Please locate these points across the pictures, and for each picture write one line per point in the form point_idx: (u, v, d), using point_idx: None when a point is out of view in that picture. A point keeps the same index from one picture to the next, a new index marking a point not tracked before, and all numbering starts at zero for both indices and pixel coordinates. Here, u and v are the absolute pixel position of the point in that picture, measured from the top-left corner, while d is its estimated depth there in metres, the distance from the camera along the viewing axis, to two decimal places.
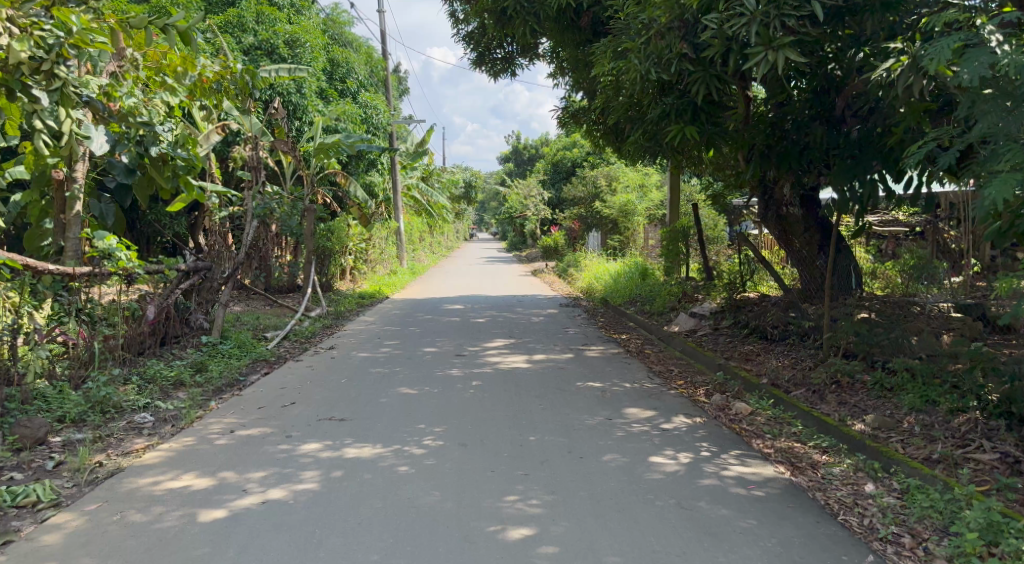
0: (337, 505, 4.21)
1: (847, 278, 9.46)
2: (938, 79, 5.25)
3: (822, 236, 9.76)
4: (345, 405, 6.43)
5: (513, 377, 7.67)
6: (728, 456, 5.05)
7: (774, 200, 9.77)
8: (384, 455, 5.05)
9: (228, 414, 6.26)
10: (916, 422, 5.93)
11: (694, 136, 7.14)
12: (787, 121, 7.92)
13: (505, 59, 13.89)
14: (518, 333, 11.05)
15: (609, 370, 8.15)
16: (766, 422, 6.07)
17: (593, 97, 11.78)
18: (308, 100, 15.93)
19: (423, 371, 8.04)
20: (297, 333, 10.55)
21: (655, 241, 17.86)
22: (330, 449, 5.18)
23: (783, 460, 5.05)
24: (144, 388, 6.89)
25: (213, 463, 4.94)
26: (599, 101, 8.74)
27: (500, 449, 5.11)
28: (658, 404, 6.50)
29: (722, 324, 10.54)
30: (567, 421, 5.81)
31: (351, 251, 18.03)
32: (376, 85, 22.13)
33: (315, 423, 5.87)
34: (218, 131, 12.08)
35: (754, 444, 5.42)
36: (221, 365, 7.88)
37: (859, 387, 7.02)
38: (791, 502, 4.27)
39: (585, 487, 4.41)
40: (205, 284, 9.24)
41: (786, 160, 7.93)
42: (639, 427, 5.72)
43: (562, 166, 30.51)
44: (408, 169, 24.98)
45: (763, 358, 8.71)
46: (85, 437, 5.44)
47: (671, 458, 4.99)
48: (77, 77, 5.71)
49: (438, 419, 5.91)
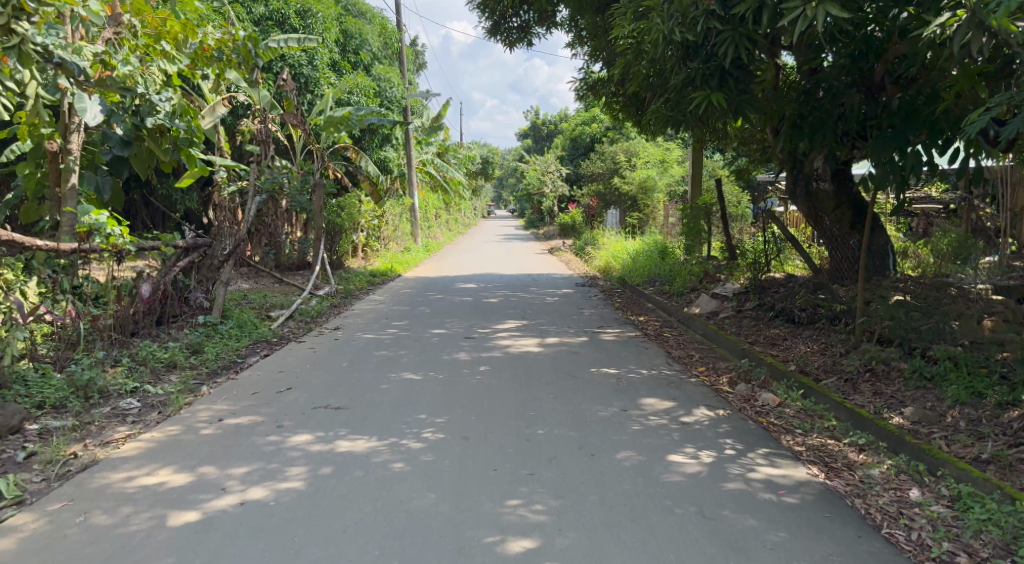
0: (322, 508, 3.83)
1: (882, 258, 8.92)
2: (1000, 36, 4.67)
3: (855, 214, 9.20)
4: (344, 392, 6.03)
5: (524, 362, 7.25)
6: (755, 455, 4.60)
7: (803, 176, 9.32)
8: (379, 449, 4.64)
9: (218, 400, 5.87)
10: (961, 417, 5.50)
11: (722, 103, 6.60)
12: (821, 89, 7.37)
13: (522, 28, 13.35)
14: (531, 315, 10.60)
15: (626, 354, 7.69)
16: (796, 415, 5.59)
17: (612, 67, 11.24)
18: (319, 73, 15.54)
19: (429, 355, 7.63)
20: (304, 312, 10.18)
21: (675, 218, 17.24)
22: (321, 442, 4.79)
23: (816, 459, 4.60)
24: (134, 370, 6.54)
25: (194, 456, 4.57)
26: (619, 69, 8.26)
27: (505, 443, 4.70)
28: (677, 394, 6.04)
29: (746, 307, 10.01)
30: (579, 412, 5.39)
31: (363, 229, 17.61)
32: (390, 58, 21.62)
33: (310, 412, 5.49)
34: (224, 103, 11.71)
35: (783, 440, 4.96)
36: (218, 347, 7.51)
37: (895, 375, 6.53)
38: (828, 512, 3.81)
39: (596, 491, 3.99)
40: (206, 261, 8.78)
41: (822, 132, 7.38)
42: (657, 421, 5.27)
43: (582, 142, 29.77)
44: (423, 144, 24.48)
45: (791, 344, 8.21)
46: (64, 425, 5.08)
47: (692, 457, 4.54)
48: (36, 35, 5.44)
49: (441, 409, 5.51)
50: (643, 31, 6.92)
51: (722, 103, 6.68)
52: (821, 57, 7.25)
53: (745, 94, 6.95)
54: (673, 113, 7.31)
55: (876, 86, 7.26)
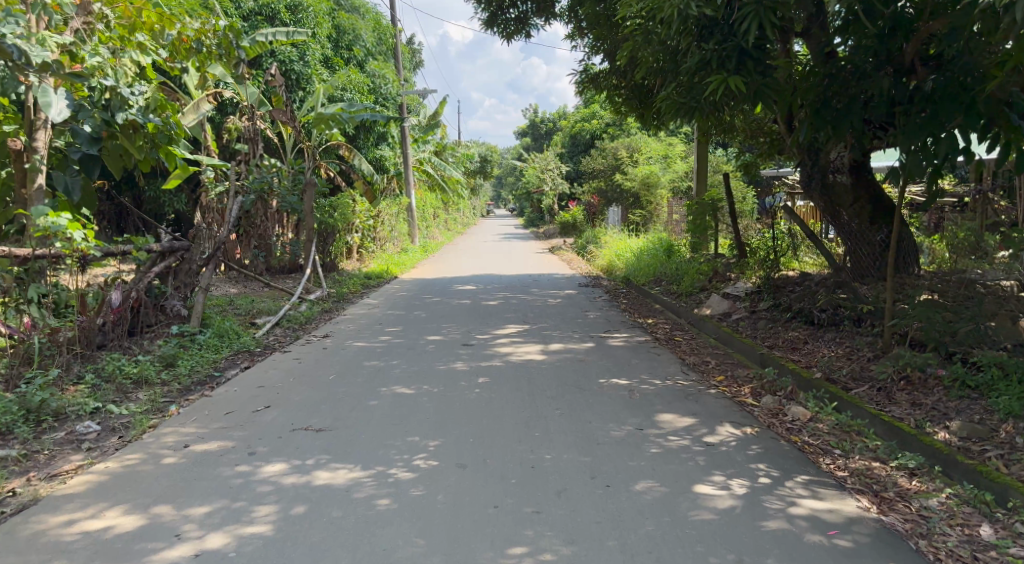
0: (292, 559, 3.27)
1: (908, 256, 8.31)
2: None
3: (875, 207, 8.61)
4: (328, 411, 5.44)
5: (527, 372, 6.65)
6: (794, 484, 4.01)
7: (819, 167, 8.71)
8: (361, 482, 4.05)
9: (188, 421, 5.29)
10: (1017, 431, 4.92)
11: (740, 87, 6.06)
12: (846, 71, 6.77)
13: (520, 19, 12.74)
14: (533, 318, 10.01)
15: (637, 362, 7.10)
16: (831, 433, 5.01)
17: (615, 58, 10.71)
18: (311, 69, 14.96)
19: (423, 365, 7.03)
20: (292, 319, 9.59)
21: (679, 215, 16.63)
22: (296, 474, 4.20)
23: (864, 488, 4.01)
24: (98, 388, 5.94)
25: (149, 492, 3.98)
26: (624, 53, 7.75)
27: (506, 473, 4.13)
28: (697, 409, 5.44)
29: (760, 307, 9.42)
30: (589, 432, 4.81)
31: (358, 229, 17.04)
32: (385, 54, 21.08)
33: (288, 435, 4.89)
34: (207, 100, 11.28)
35: (822, 464, 4.39)
36: (194, 359, 6.90)
37: (933, 383, 5.92)
38: (888, 560, 3.26)
39: (614, 535, 3.43)
40: (183, 266, 8.10)
41: (847, 119, 6.78)
42: (678, 441, 4.68)
43: (581, 139, 29.11)
44: (419, 143, 23.92)
45: (813, 348, 7.61)
46: (7, 455, 4.50)
47: (722, 487, 3.95)
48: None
49: (434, 430, 4.92)
50: (654, 9, 6.42)
51: (741, 88, 6.13)
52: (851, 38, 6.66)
53: (765, 75, 6.39)
54: (685, 99, 6.79)
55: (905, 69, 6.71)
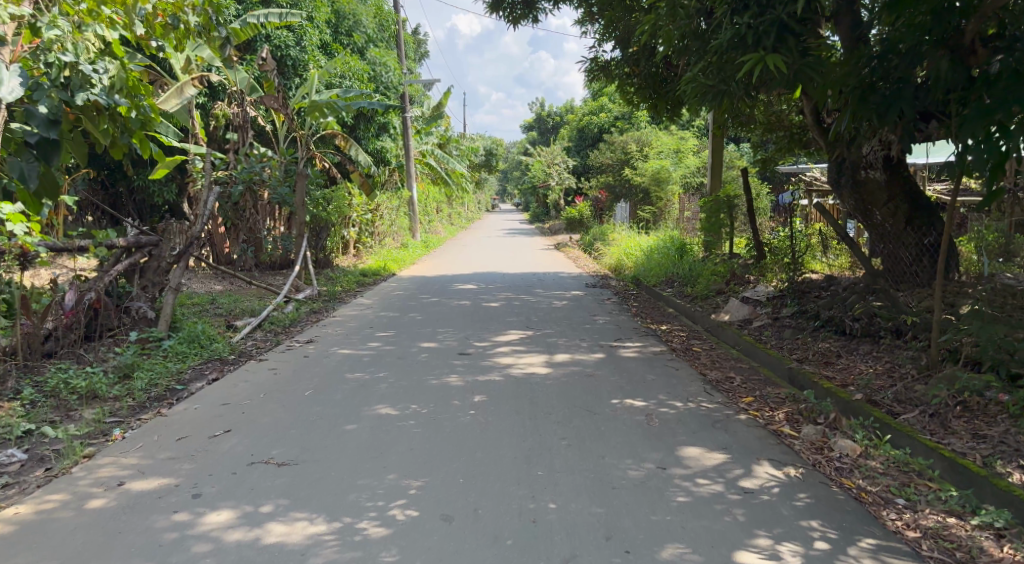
0: None
1: (949, 262, 7.45)
2: None
3: (913, 207, 7.73)
4: (296, 438, 4.66)
5: (530, 390, 5.84)
6: (858, 552, 3.28)
7: (849, 162, 7.92)
8: (323, 541, 3.32)
9: (131, 449, 4.52)
10: None
11: (779, 66, 5.31)
12: (899, 51, 5.60)
13: (527, 3, 11.89)
14: (537, 323, 9.19)
15: (653, 379, 6.30)
16: (888, 474, 4.23)
17: (631, 44, 9.88)
18: (308, 55, 14.16)
19: (413, 379, 6.23)
20: (274, 321, 8.81)
21: (691, 212, 15.80)
22: (244, 527, 3.45)
23: (945, 558, 3.28)
24: (37, 406, 5.19)
25: (59, 553, 3.26)
26: (647, 28, 6.93)
27: (501, 531, 3.37)
28: (728, 441, 4.65)
29: (783, 314, 8.57)
30: (602, 472, 4.03)
31: (355, 223, 16.25)
32: (388, 40, 20.24)
33: (243, 471, 4.13)
34: (194, 84, 10.45)
35: (887, 521, 3.61)
36: (155, 369, 6.12)
37: (995, 411, 5.01)
38: None
39: None
40: (151, 263, 7.28)
41: (897, 105, 5.67)
42: (710, 486, 3.90)
43: (589, 132, 28.18)
44: (423, 134, 23.08)
45: (848, 364, 6.74)
46: None
47: (771, 556, 3.22)
48: None
49: (417, 466, 4.14)
50: None
51: (781, 66, 5.38)
52: (890, 24, 5.82)
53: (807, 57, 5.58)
54: (714, 82, 6.00)
55: (964, 49, 5.48)
